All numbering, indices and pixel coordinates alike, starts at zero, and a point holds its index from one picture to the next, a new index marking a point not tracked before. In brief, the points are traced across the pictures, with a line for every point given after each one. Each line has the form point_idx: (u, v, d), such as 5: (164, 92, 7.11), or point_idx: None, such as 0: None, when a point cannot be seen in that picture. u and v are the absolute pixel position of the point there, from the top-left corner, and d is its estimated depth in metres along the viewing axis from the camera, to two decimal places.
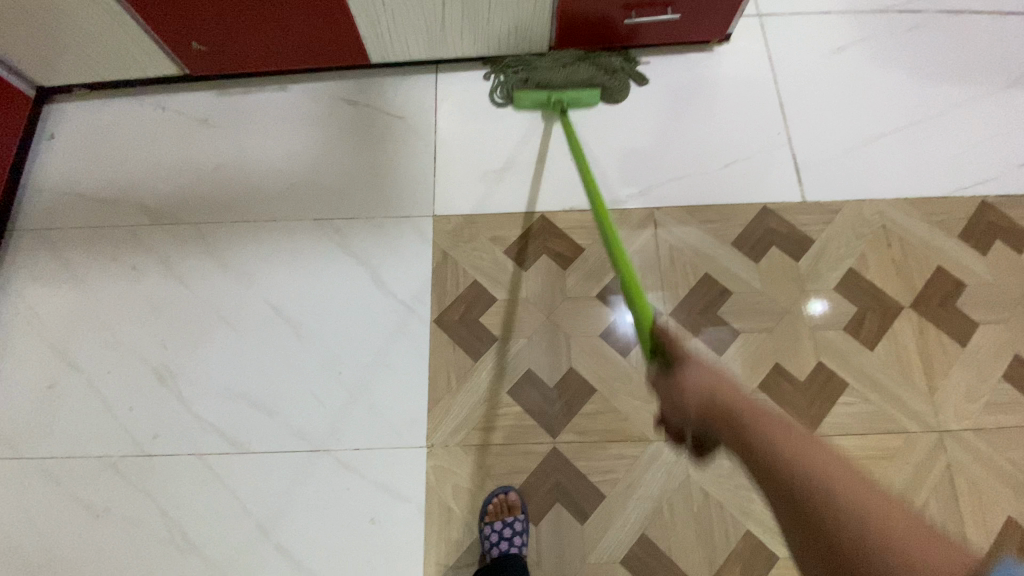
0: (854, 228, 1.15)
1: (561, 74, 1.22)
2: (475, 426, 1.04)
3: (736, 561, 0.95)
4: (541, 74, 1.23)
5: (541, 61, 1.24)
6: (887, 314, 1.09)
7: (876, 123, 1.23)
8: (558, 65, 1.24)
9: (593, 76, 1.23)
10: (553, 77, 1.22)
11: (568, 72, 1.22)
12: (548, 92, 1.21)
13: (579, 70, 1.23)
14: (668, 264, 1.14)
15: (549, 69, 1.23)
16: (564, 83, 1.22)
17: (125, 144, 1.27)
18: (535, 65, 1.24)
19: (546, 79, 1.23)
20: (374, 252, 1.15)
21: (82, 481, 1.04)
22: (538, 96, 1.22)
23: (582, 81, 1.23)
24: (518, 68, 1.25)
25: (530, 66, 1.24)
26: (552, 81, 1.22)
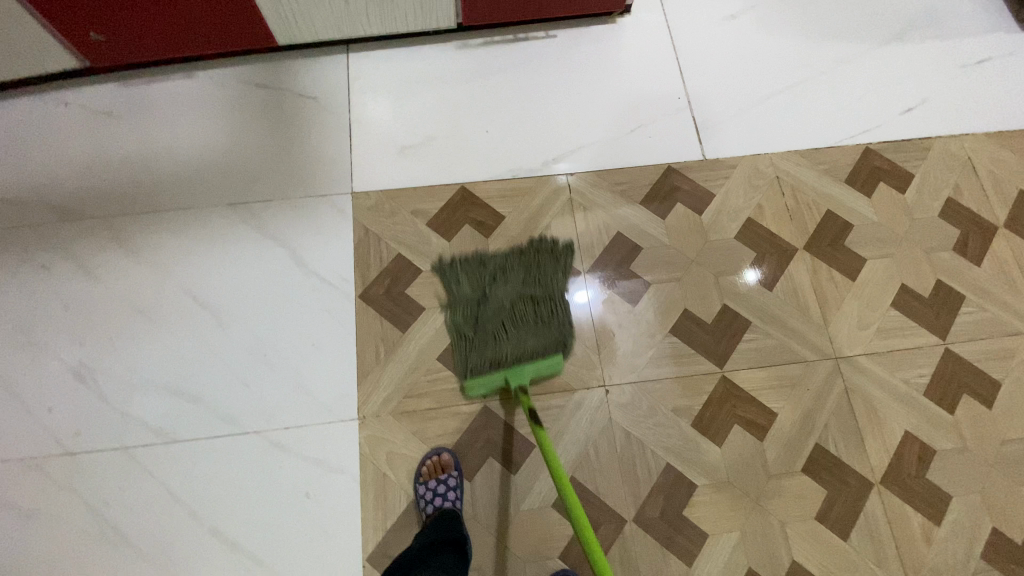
0: (752, 180, 1.23)
1: (515, 344, 1.05)
2: (406, 394, 1.06)
3: (659, 494, 1.00)
4: (492, 344, 1.06)
5: (489, 338, 1.07)
6: (785, 256, 1.17)
7: (768, 83, 1.32)
8: (509, 332, 1.07)
9: (548, 344, 1.06)
10: (506, 348, 1.05)
11: (522, 337, 1.06)
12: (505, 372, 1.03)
13: (534, 337, 1.06)
14: (584, 225, 1.19)
15: (500, 342, 1.06)
16: (522, 355, 1.04)
17: (23, 141, 1.22)
18: (486, 338, 1.07)
19: (497, 355, 1.05)
20: (294, 233, 1.15)
21: (1, 486, 1.00)
22: (494, 378, 1.03)
23: (542, 352, 1.05)
24: (467, 340, 1.08)
25: (478, 334, 1.08)
26: (506, 353, 1.05)
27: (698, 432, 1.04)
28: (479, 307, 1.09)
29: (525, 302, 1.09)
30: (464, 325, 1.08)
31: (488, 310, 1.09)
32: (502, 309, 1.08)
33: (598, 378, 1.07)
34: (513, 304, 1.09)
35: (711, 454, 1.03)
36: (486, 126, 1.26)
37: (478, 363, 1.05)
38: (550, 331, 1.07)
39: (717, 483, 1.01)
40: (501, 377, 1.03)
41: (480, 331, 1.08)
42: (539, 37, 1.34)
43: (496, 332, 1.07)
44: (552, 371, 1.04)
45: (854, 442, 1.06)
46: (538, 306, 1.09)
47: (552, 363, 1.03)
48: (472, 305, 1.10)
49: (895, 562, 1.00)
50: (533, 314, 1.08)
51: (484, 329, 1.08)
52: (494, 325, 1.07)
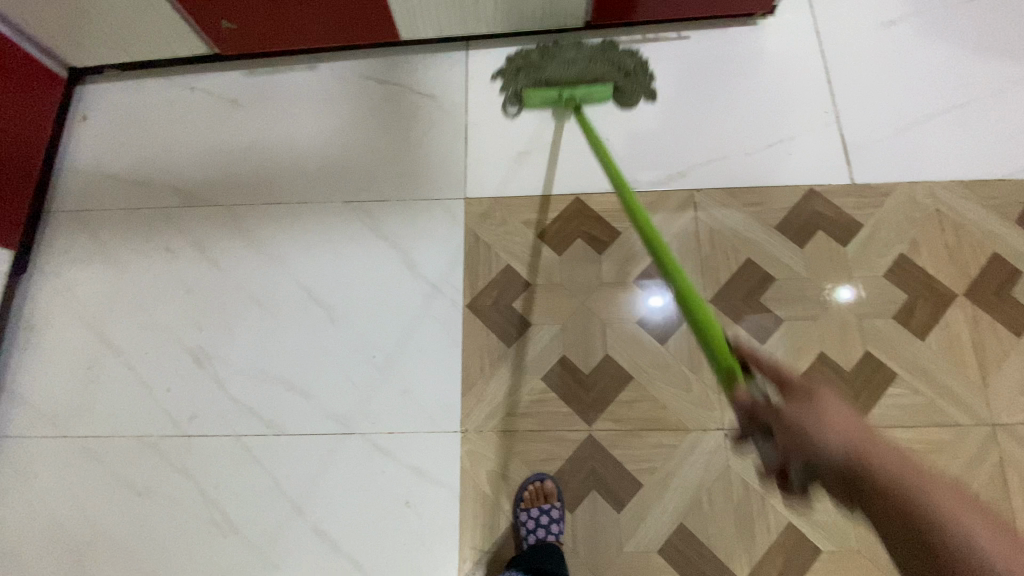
0: (906, 211, 1.10)
1: (573, 68, 1.16)
2: (509, 412, 1.03)
3: (777, 553, 0.92)
4: (552, 67, 1.17)
5: (550, 64, 1.17)
6: (939, 302, 1.04)
7: (930, 100, 1.17)
8: (570, 62, 1.16)
9: (604, 73, 1.16)
10: (563, 69, 1.16)
11: (580, 65, 1.16)
12: (559, 90, 1.16)
13: (592, 67, 1.16)
14: (709, 249, 1.10)
15: (559, 65, 1.16)
16: (577, 79, 1.16)
17: (155, 124, 1.26)
18: (547, 66, 1.17)
19: (555, 77, 1.16)
20: (405, 235, 1.14)
21: (122, 460, 1.06)
22: (548, 93, 1.17)
23: (595, 78, 1.16)
24: (529, 62, 1.19)
25: (540, 65, 1.18)
26: (563, 76, 1.16)
27: (826, 492, 0.94)
28: (547, 48, 1.19)
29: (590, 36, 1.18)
30: (532, 55, 1.19)
31: (556, 48, 1.18)
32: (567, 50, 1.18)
33: (715, 418, 0.99)
34: (578, 49, 1.17)
35: (839, 517, 0.93)
36: (608, 133, 1.18)
37: (538, 76, 1.17)
38: (609, 68, 1.17)
39: (844, 550, 0.92)
40: (556, 91, 1.16)
41: (542, 60, 1.18)
42: (670, 38, 1.24)
43: (557, 62, 1.17)
44: (602, 95, 1.16)
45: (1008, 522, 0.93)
46: (602, 52, 1.17)
47: (602, 89, 1.16)
48: (539, 48, 1.20)
49: None
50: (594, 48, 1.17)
51: (546, 61, 1.18)
52: (557, 59, 1.17)
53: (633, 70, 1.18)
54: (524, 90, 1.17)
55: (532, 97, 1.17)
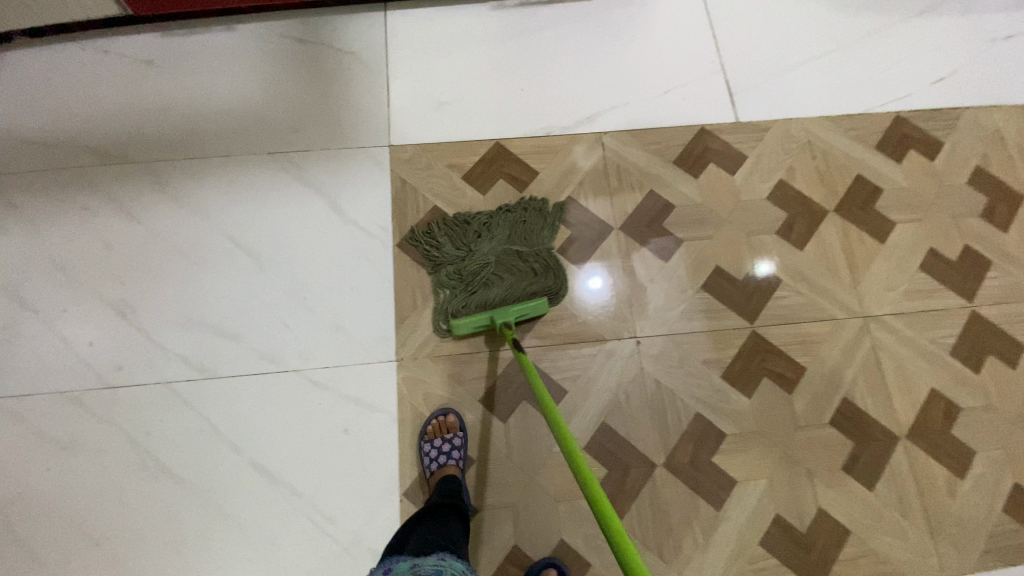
0: (783, 143, 1.25)
1: (499, 291, 1.08)
2: (440, 339, 1.08)
3: (689, 440, 1.02)
4: (476, 292, 1.09)
5: (473, 284, 1.10)
6: (814, 218, 1.19)
7: (800, 50, 1.33)
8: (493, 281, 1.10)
9: (531, 287, 1.09)
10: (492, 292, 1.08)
11: (506, 287, 1.10)
12: (489, 315, 1.04)
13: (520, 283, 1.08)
14: (617, 182, 1.20)
15: (484, 291, 1.08)
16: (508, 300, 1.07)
17: (67, 88, 1.24)
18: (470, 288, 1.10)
19: (483, 303, 1.08)
20: (331, 183, 1.18)
21: (44, 416, 1.03)
22: (477, 321, 1.03)
23: (526, 295, 1.08)
24: (454, 294, 1.10)
25: (465, 290, 1.10)
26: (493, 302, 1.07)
27: (727, 384, 1.06)
28: (464, 262, 1.12)
29: (512, 257, 1.13)
30: (451, 279, 1.11)
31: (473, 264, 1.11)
32: (486, 262, 1.11)
33: (630, 327, 1.08)
34: (505, 278, 1.10)
35: (739, 404, 1.05)
36: (521, 85, 1.28)
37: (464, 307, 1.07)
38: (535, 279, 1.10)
39: (745, 432, 1.03)
40: (487, 318, 1.03)
41: (466, 285, 1.10)
42: None
43: (480, 284, 1.10)
44: (538, 312, 1.06)
45: (879, 397, 1.08)
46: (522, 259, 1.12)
47: (537, 304, 1.05)
48: (456, 262, 1.12)
49: (919, 511, 1.02)
50: (520, 271, 1.11)
51: (469, 283, 1.10)
52: (480, 281, 1.10)
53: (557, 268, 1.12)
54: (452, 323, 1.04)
55: (461, 330, 1.04)
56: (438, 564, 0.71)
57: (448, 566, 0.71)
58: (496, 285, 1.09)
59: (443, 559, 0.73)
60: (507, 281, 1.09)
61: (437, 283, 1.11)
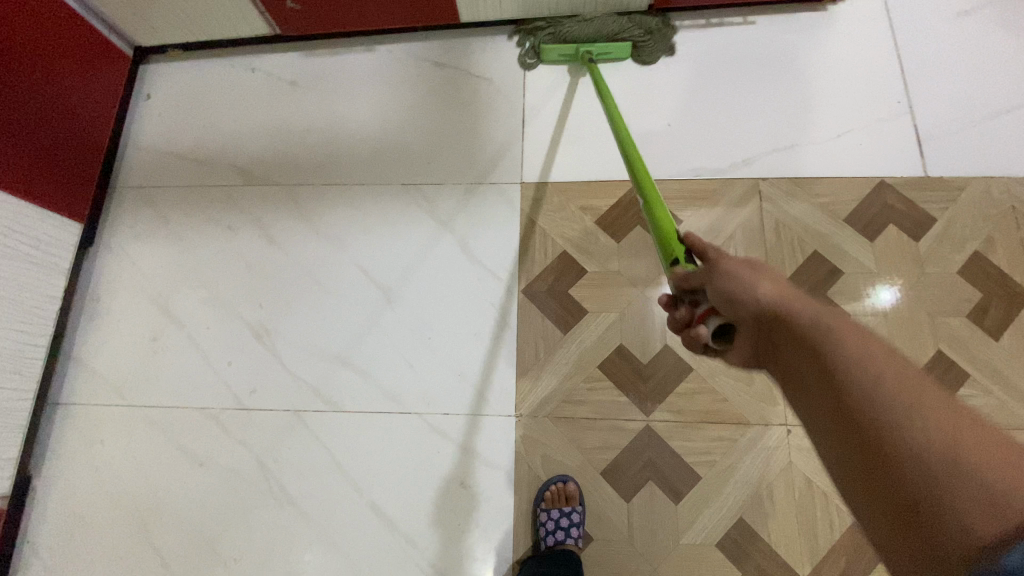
0: (982, 206, 1.05)
1: (593, 24, 1.16)
2: (565, 399, 1.02)
3: (840, 553, 0.90)
4: (572, 25, 1.17)
5: (571, 15, 1.18)
6: (1016, 302, 1.00)
7: (1012, 91, 1.11)
8: (590, 17, 1.17)
9: (624, 29, 1.16)
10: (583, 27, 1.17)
11: (599, 23, 1.16)
12: (575, 47, 1.17)
13: (613, 21, 1.16)
14: (773, 240, 1.07)
15: (577, 21, 1.17)
16: (596, 37, 1.17)
17: (217, 105, 1.28)
18: (565, 19, 1.18)
19: (574, 35, 1.16)
20: (461, 219, 1.14)
21: (184, 430, 1.09)
22: (565, 48, 1.17)
23: (614, 36, 1.17)
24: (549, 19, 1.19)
25: (562, 21, 1.18)
26: (582, 37, 1.17)
27: None
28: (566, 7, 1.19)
29: (610, 16, 1.17)
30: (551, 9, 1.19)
31: (571, 12, 1.18)
32: (584, 13, 1.17)
33: (778, 412, 0.97)
34: (599, 16, 1.17)
35: None
36: (669, 119, 1.16)
37: (556, 40, 1.18)
38: (630, 26, 1.17)
39: None
40: (573, 49, 1.17)
41: (563, 17, 1.19)
42: (736, 23, 1.21)
43: (578, 19, 1.17)
44: (616, 54, 1.18)
45: None
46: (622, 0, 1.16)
47: (619, 48, 1.17)
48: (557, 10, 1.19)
49: None
50: (614, 22, 1.16)
51: (567, 16, 1.18)
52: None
53: (652, 25, 1.18)
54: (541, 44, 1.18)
55: (548, 55, 1.19)
56: None
57: None
58: (590, 24, 1.16)
59: None
60: (599, 24, 1.16)
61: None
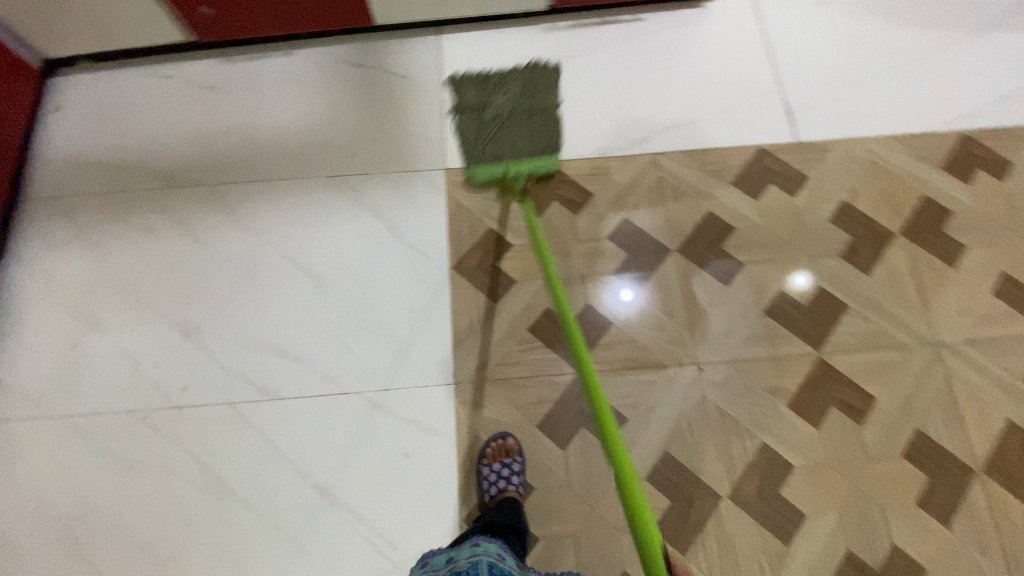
0: (845, 163, 1.22)
1: (515, 146, 1.19)
2: (499, 362, 1.08)
3: (755, 471, 1.00)
4: (495, 138, 1.20)
5: (491, 125, 1.21)
6: (879, 241, 1.15)
7: (859, 68, 1.30)
8: (509, 120, 1.21)
9: (547, 141, 1.21)
10: (506, 146, 1.19)
11: (522, 145, 1.20)
12: (504, 166, 1.17)
13: (534, 134, 1.21)
14: (674, 204, 1.19)
15: (500, 143, 1.19)
16: (521, 150, 1.19)
17: (133, 112, 1.28)
18: (486, 141, 1.19)
19: (500, 154, 1.18)
20: (389, 205, 1.19)
21: (112, 435, 1.05)
22: (493, 169, 1.17)
23: (539, 150, 1.20)
24: (469, 141, 1.20)
25: (484, 138, 1.20)
26: (507, 150, 1.19)
27: (794, 412, 1.03)
28: (483, 112, 1.23)
29: (524, 116, 1.22)
30: (469, 130, 1.21)
31: (488, 117, 1.22)
32: (500, 114, 1.22)
33: (691, 354, 1.07)
34: (517, 127, 1.21)
35: (806, 435, 1.02)
36: (574, 106, 1.27)
37: (482, 155, 1.18)
38: (547, 134, 1.22)
39: (814, 465, 1.00)
40: (502, 169, 1.17)
41: (482, 139, 1.20)
42: (627, 20, 1.35)
43: (496, 127, 1.21)
44: (548, 171, 1.19)
45: (955, 430, 1.04)
46: (527, 105, 1.24)
47: (548, 161, 1.18)
48: (476, 113, 1.23)
49: (1001, 550, 0.97)
50: (530, 122, 1.22)
51: (487, 127, 1.21)
52: (491, 115, 1.22)
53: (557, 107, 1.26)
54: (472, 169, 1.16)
55: (479, 178, 1.17)
56: (472, 556, 0.75)
57: (483, 555, 0.75)
58: (510, 137, 1.20)
59: (477, 546, 0.78)
60: (519, 131, 1.20)
61: (457, 128, 1.23)
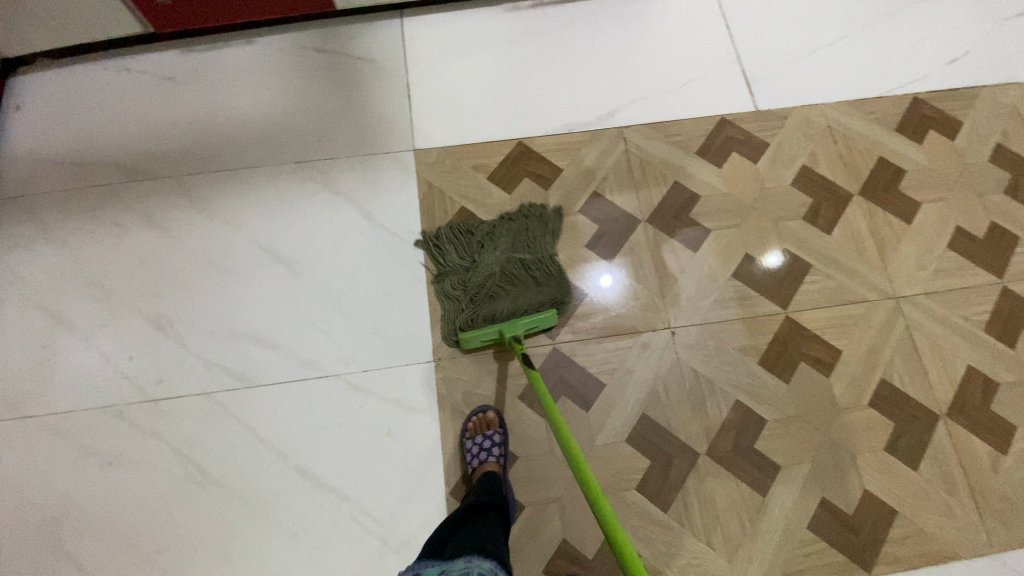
0: (804, 129, 1.25)
1: (506, 299, 1.08)
2: (477, 337, 1.09)
3: (730, 428, 1.03)
4: (487, 299, 1.08)
5: (481, 297, 1.09)
6: (839, 202, 1.19)
7: (813, 38, 1.34)
8: (502, 291, 1.09)
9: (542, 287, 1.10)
10: (499, 308, 1.07)
11: (516, 293, 1.09)
12: (497, 329, 1.02)
13: (526, 297, 1.08)
14: (641, 176, 1.21)
15: (489, 307, 1.07)
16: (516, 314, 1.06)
17: (93, 108, 1.26)
18: (478, 308, 1.08)
19: (492, 310, 1.07)
20: (359, 189, 1.19)
21: (88, 433, 1.04)
22: (486, 332, 1.03)
23: (535, 305, 1.08)
24: (459, 305, 1.09)
25: (473, 301, 1.09)
26: (500, 312, 1.07)
27: (765, 370, 1.06)
28: (470, 273, 1.11)
29: (518, 272, 1.11)
30: (456, 297, 1.10)
31: (477, 278, 1.11)
32: (491, 275, 1.11)
33: (664, 319, 1.09)
34: (510, 292, 1.09)
35: (778, 390, 1.05)
36: (540, 84, 1.29)
37: (472, 322, 1.07)
38: (544, 294, 1.09)
39: (786, 418, 1.04)
40: (495, 332, 1.02)
41: (470, 302, 1.09)
42: None
43: (489, 295, 1.09)
44: (546, 325, 1.05)
45: (918, 377, 1.08)
46: (528, 279, 1.11)
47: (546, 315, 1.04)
48: (463, 273, 1.12)
49: (964, 488, 1.02)
50: (526, 283, 1.10)
51: (476, 294, 1.09)
52: (487, 300, 1.09)
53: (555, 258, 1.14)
54: (460, 335, 1.04)
55: (472, 342, 1.03)
56: (466, 568, 0.74)
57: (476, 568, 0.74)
58: (503, 299, 1.08)
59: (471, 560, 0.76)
60: (514, 297, 1.08)
61: (443, 289, 1.11)
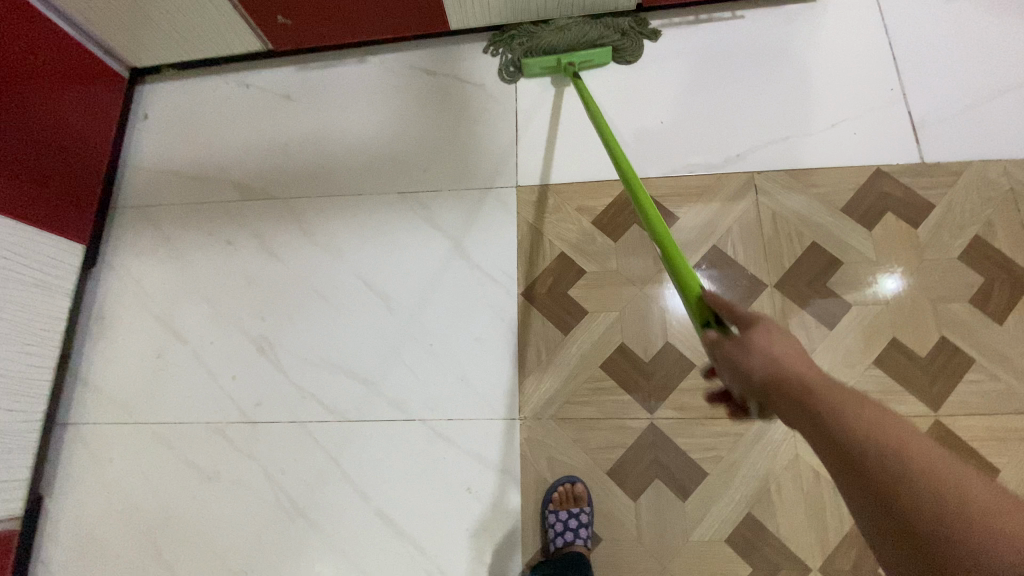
0: (979, 191, 1.05)
1: (570, 32, 1.16)
2: (569, 400, 1.02)
3: (850, 545, 0.90)
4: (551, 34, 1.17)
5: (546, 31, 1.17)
6: (1018, 285, 0.99)
7: (1004, 74, 1.11)
8: (565, 26, 1.17)
9: (604, 35, 1.16)
10: (564, 37, 1.16)
11: (578, 31, 1.16)
12: (557, 56, 1.16)
13: (589, 27, 1.16)
14: (771, 233, 1.07)
15: (554, 30, 1.17)
16: (575, 44, 1.16)
17: (214, 123, 1.29)
18: (543, 31, 1.17)
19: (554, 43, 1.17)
20: (458, 225, 1.14)
21: (192, 445, 1.09)
22: (547, 60, 1.18)
23: (593, 41, 1.16)
24: (525, 33, 1.19)
25: (537, 32, 1.18)
26: (562, 44, 1.16)
27: None
28: (539, 27, 1.18)
29: (586, 18, 1.17)
30: (524, 21, 1.20)
31: (546, 22, 1.18)
32: (559, 19, 1.17)
33: None
34: (575, 27, 1.16)
35: None
36: (661, 117, 1.16)
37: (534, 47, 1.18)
38: (607, 29, 1.17)
39: None
40: (555, 59, 1.17)
41: (538, 26, 1.18)
42: (725, 18, 1.21)
43: (553, 28, 1.17)
44: (598, 60, 1.18)
45: None
46: (595, 13, 1.18)
47: (601, 51, 1.16)
48: (532, 21, 1.19)
49: None
50: (591, 21, 1.17)
51: (542, 27, 1.18)
52: (553, 24, 1.18)
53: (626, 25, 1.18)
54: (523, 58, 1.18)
55: (530, 69, 1.19)
56: None
57: None
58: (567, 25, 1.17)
59: None
60: (576, 27, 1.16)
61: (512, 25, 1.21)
